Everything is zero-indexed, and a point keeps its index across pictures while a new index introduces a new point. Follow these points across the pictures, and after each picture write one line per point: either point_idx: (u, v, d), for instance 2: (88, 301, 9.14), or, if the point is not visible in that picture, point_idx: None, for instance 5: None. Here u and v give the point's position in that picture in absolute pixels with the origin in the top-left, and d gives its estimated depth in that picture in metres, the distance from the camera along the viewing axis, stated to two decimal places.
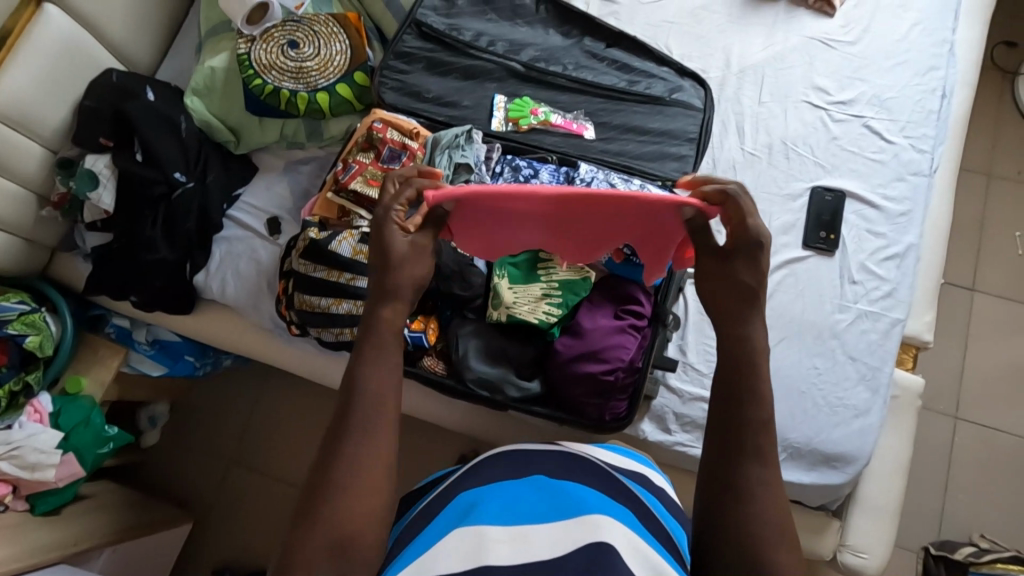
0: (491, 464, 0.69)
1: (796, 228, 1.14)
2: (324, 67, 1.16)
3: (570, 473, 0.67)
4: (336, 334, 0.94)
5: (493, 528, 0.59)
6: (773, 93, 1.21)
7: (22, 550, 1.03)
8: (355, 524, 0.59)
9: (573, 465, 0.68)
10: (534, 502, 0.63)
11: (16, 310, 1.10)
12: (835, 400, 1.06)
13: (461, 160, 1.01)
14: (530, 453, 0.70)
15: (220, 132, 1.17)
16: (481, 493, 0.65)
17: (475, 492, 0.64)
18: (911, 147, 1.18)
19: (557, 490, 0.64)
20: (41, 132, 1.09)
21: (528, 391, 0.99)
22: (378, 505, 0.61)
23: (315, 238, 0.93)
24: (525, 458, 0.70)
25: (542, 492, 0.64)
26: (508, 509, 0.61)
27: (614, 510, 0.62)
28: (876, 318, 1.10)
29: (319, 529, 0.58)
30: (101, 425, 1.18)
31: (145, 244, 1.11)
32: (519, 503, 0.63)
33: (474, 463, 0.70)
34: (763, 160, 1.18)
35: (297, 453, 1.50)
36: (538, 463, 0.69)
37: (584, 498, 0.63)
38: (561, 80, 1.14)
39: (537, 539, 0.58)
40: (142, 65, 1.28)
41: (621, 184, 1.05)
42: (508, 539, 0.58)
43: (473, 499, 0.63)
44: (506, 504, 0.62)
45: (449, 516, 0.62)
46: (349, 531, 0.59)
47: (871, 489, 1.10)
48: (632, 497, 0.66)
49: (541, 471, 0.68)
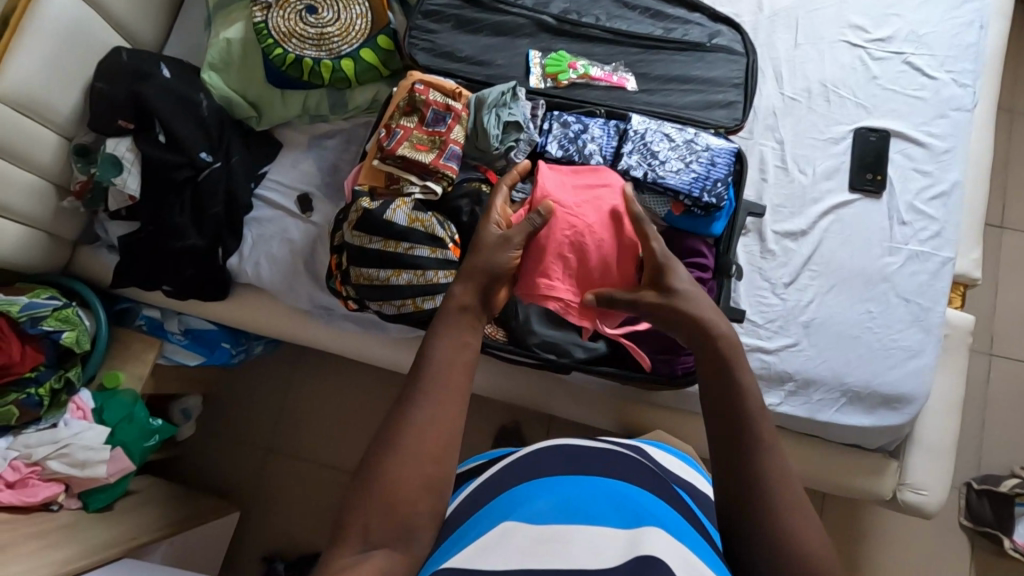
0: (539, 455, 0.71)
1: (841, 172, 1.12)
2: (346, 32, 1.10)
3: (630, 478, 0.68)
4: (398, 306, 0.91)
5: (525, 528, 0.59)
6: (808, 36, 1.18)
7: (85, 549, 1.01)
8: (411, 504, 0.60)
9: (632, 471, 0.70)
10: (589, 503, 0.62)
11: (49, 306, 1.06)
12: (889, 342, 1.05)
13: (510, 119, 0.97)
14: (579, 451, 0.72)
15: (242, 109, 1.13)
16: (523, 490, 0.66)
17: (525, 489, 0.65)
18: (952, 82, 1.15)
19: (630, 504, 0.63)
20: (55, 118, 1.04)
21: (594, 351, 0.97)
22: (439, 476, 0.61)
23: (368, 208, 0.89)
24: (587, 456, 0.71)
25: (571, 479, 0.66)
26: (551, 505, 0.62)
27: (684, 525, 0.63)
28: (925, 259, 1.08)
29: (376, 497, 0.59)
30: (145, 418, 1.16)
31: (175, 231, 1.07)
32: (563, 499, 0.63)
33: (525, 459, 0.71)
34: (802, 105, 1.15)
35: (337, 436, 1.49)
36: (584, 461, 0.70)
37: (659, 517, 0.61)
38: (595, 32, 1.07)
39: (575, 541, 0.57)
40: (148, 43, 1.21)
41: (675, 133, 0.99)
42: (539, 539, 0.57)
43: (516, 500, 0.64)
44: (548, 501, 0.62)
45: (493, 513, 0.63)
46: (405, 507, 0.59)
47: (929, 427, 1.10)
48: (693, 515, 0.67)
49: (592, 467, 0.69)
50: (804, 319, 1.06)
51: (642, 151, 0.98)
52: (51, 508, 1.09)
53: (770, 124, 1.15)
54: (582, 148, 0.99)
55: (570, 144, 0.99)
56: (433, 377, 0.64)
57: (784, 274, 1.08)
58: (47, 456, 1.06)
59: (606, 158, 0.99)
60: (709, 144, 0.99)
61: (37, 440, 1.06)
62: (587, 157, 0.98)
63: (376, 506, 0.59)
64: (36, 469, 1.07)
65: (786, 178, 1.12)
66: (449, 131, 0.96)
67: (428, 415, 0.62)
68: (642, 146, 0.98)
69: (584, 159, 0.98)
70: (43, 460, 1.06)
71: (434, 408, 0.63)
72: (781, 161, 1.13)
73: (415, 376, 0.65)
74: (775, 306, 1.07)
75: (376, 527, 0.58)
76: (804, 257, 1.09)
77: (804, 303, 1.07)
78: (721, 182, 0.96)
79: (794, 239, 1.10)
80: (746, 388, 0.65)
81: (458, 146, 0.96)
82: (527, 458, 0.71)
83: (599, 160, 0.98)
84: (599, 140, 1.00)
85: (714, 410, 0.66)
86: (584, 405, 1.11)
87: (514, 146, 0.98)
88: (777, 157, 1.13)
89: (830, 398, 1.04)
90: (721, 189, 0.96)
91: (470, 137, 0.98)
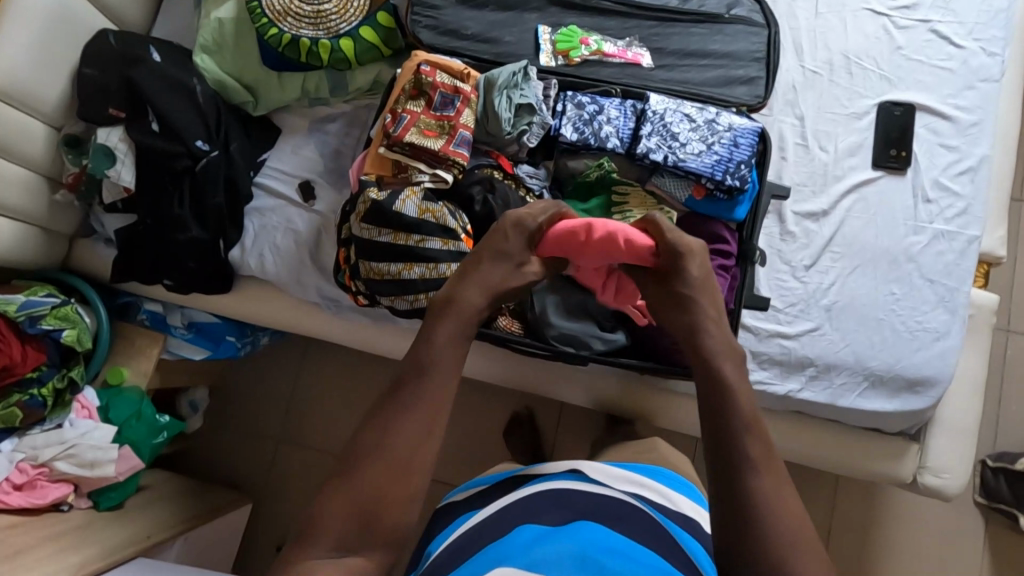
0: (536, 498, 0.76)
1: (865, 148, 1.08)
2: (344, 9, 1.04)
3: (612, 520, 0.73)
4: (410, 301, 0.87)
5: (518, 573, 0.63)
6: (830, 4, 1.12)
7: (102, 550, 1.00)
8: (383, 517, 0.63)
9: (616, 513, 0.74)
10: (584, 544, 0.67)
11: (47, 304, 1.03)
12: (915, 324, 1.03)
13: (522, 100, 0.92)
14: (571, 491, 0.77)
15: (238, 93, 1.08)
16: (521, 531, 0.71)
17: (525, 533, 0.70)
18: (980, 51, 1.10)
19: (616, 547, 0.68)
20: (42, 108, 0.99)
21: (613, 343, 0.94)
22: (403, 494, 0.64)
23: (377, 199, 0.85)
24: (572, 498, 0.76)
25: (569, 526, 0.71)
26: (549, 546, 0.67)
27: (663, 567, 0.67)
28: (952, 237, 1.05)
29: (341, 503, 0.63)
30: (154, 415, 1.14)
31: (175, 223, 1.03)
32: (560, 542, 0.68)
33: (523, 501, 0.76)
34: (824, 78, 1.10)
35: (346, 426, 1.47)
36: (575, 501, 0.75)
37: (637, 561, 0.67)
38: (607, 4, 1.02)
39: None
40: (136, 24, 1.15)
41: (695, 113, 0.95)
42: None
43: (516, 542, 0.69)
44: (541, 547, 0.67)
45: (491, 556, 0.68)
46: (374, 516, 0.62)
47: (950, 409, 1.08)
48: (673, 552, 0.71)
49: (580, 510, 0.74)
50: (826, 303, 1.03)
51: (662, 133, 0.93)
52: (62, 509, 1.07)
53: (790, 99, 1.10)
54: (598, 130, 0.94)
55: (586, 127, 0.94)
56: (415, 389, 0.67)
57: (805, 256, 1.05)
58: (54, 457, 1.05)
59: (623, 141, 0.95)
60: (731, 124, 0.95)
61: (44, 441, 1.05)
62: (603, 141, 0.94)
63: (344, 513, 0.62)
64: (43, 471, 1.05)
65: (807, 156, 1.08)
66: (458, 115, 0.91)
67: (404, 432, 0.65)
68: (661, 127, 0.94)
69: (600, 143, 0.94)
70: (50, 461, 1.05)
71: (405, 426, 0.65)
72: (802, 138, 1.09)
73: (400, 388, 0.67)
74: (795, 290, 1.04)
75: (340, 531, 0.62)
76: (825, 238, 1.05)
77: (826, 285, 1.04)
78: (745, 164, 0.92)
79: (814, 220, 1.06)
80: (737, 403, 0.67)
81: (468, 130, 0.92)
82: (524, 500, 0.76)
83: (616, 144, 0.94)
84: (616, 122, 0.95)
85: (708, 416, 0.68)
86: (600, 393, 1.09)
87: (527, 130, 0.93)
88: (797, 134, 1.09)
89: (852, 382, 1.02)
90: (745, 173, 0.92)
91: (480, 121, 0.93)
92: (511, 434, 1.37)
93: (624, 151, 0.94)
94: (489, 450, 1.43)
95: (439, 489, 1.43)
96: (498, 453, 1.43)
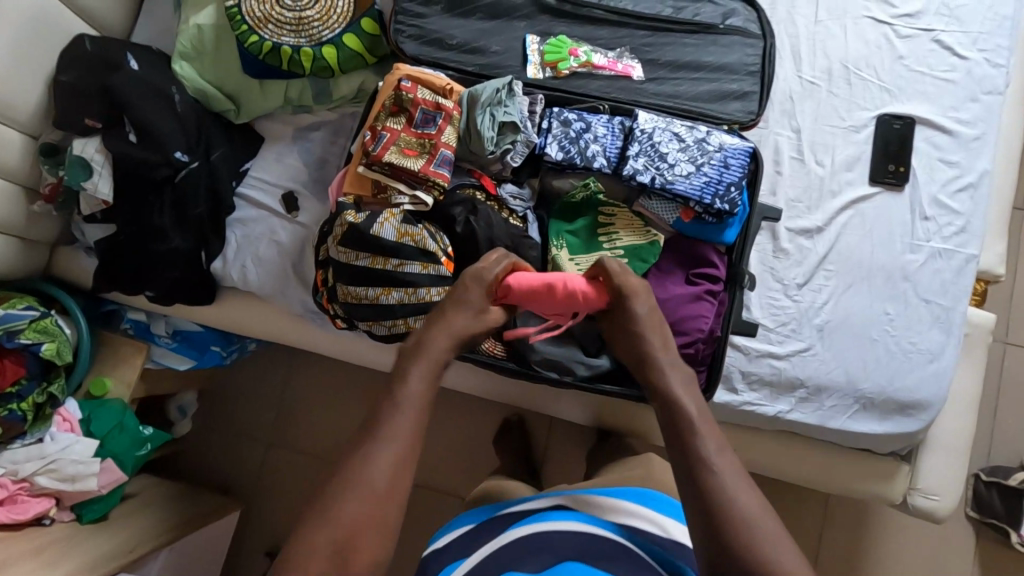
0: (519, 540, 0.75)
1: (862, 163, 1.05)
2: (327, 16, 1.01)
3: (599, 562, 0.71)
4: (389, 327, 0.86)
5: None
6: (830, 11, 1.08)
7: (84, 564, 1.00)
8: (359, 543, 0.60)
9: (602, 552, 0.72)
10: None
11: (26, 318, 1.02)
12: (909, 345, 1.00)
13: (506, 118, 0.89)
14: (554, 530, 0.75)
15: (219, 102, 1.05)
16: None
17: None
18: (984, 62, 1.06)
19: None
20: (17, 116, 0.96)
21: (597, 368, 0.92)
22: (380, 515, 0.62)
23: (354, 222, 0.83)
24: (555, 538, 0.74)
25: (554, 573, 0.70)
26: None
27: None
28: (950, 255, 1.02)
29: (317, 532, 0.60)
30: (137, 427, 1.13)
31: (155, 234, 1.01)
32: None
33: (507, 543, 0.75)
34: (823, 88, 1.07)
35: (335, 432, 1.46)
36: (558, 542, 0.73)
37: None
38: (598, 13, 0.98)
39: None
40: (115, 27, 1.12)
41: (685, 132, 0.92)
42: None
43: None
44: None
45: None
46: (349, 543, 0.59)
47: (942, 429, 1.07)
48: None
49: (564, 552, 0.72)
50: (818, 323, 1.01)
51: (650, 153, 0.90)
52: (44, 523, 1.07)
53: (787, 110, 1.07)
54: (584, 149, 0.92)
55: (571, 145, 0.92)
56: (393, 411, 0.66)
57: (798, 274, 1.02)
58: (34, 472, 1.04)
59: (609, 160, 0.92)
60: (721, 143, 0.92)
61: (24, 456, 1.04)
62: (589, 160, 0.91)
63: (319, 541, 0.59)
64: (24, 486, 1.04)
65: (802, 170, 1.05)
66: (439, 134, 0.89)
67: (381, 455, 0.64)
68: (649, 147, 0.91)
69: (586, 162, 0.91)
70: (31, 476, 1.04)
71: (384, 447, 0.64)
72: (797, 151, 1.06)
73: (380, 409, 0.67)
74: (787, 309, 1.01)
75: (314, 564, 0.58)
76: (820, 256, 1.02)
77: (820, 304, 1.02)
78: (736, 187, 0.90)
79: (809, 237, 1.03)
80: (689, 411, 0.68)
81: (450, 150, 0.89)
82: (508, 544, 0.75)
83: (602, 163, 0.91)
84: (603, 140, 0.93)
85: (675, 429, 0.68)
86: (587, 410, 1.08)
87: (510, 149, 0.91)
88: (793, 147, 1.06)
89: (842, 404, 1.00)
90: (734, 196, 0.89)
91: (463, 139, 0.91)
92: (500, 444, 1.36)
93: (611, 171, 0.92)
94: (478, 457, 1.42)
95: (428, 495, 1.42)
96: (487, 460, 1.42)
